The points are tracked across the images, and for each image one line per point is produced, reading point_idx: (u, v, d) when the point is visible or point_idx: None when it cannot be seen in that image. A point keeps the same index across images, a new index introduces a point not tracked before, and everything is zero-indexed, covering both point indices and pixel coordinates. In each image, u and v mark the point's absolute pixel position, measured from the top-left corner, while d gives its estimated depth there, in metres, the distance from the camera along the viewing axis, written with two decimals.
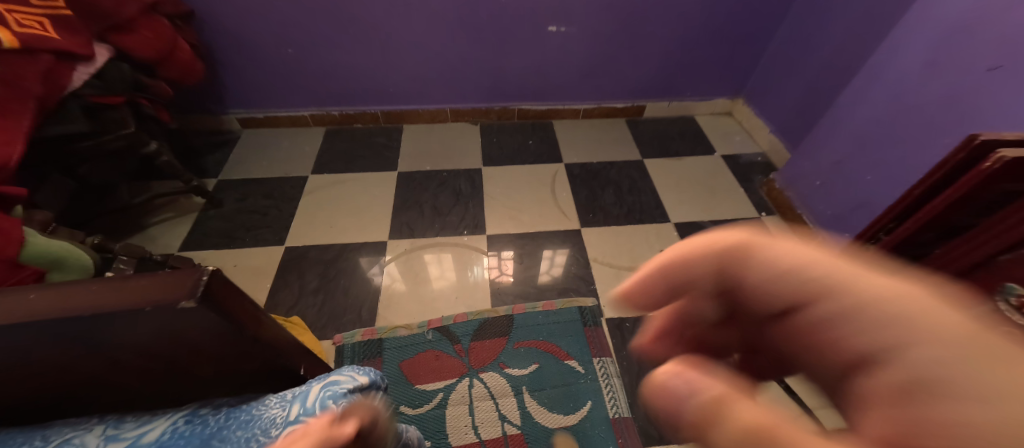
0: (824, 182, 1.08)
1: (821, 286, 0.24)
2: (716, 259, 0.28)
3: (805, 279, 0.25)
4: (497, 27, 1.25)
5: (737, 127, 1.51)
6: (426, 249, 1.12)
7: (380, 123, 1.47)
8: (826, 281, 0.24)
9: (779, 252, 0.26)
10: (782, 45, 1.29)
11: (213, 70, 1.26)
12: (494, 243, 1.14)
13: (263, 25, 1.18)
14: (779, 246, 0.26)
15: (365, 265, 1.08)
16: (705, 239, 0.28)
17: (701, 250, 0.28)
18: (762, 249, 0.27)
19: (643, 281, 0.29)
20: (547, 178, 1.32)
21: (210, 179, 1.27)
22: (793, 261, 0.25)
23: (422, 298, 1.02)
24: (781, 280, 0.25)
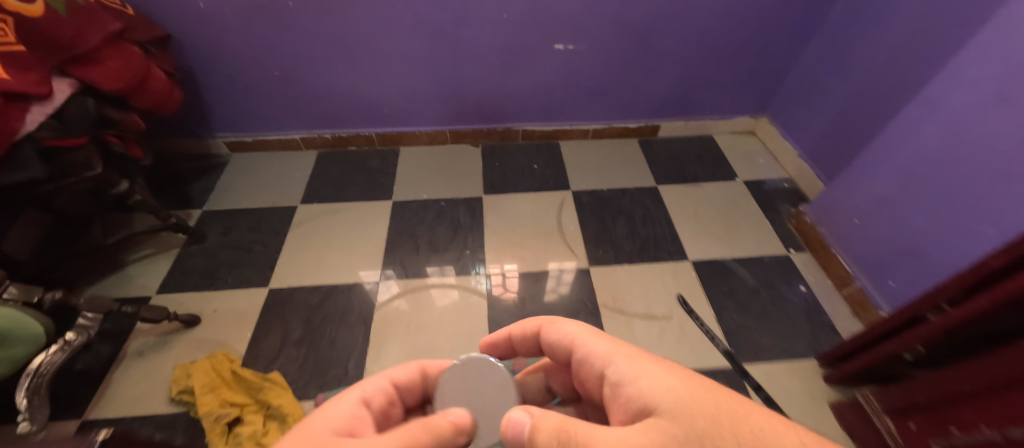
0: (863, 220, 0.95)
1: (583, 342, 0.44)
2: (532, 327, 0.51)
3: (576, 341, 0.45)
4: (498, 46, 1.15)
5: (760, 148, 1.39)
6: (428, 262, 1.09)
7: (375, 145, 1.39)
8: (584, 340, 0.44)
9: (560, 322, 0.48)
10: (812, 62, 1.17)
11: (197, 94, 1.19)
12: (495, 256, 1.11)
13: (245, 48, 1.10)
14: (560, 320, 0.49)
15: (366, 280, 1.05)
16: (522, 327, 0.52)
17: (527, 323, 0.52)
18: (553, 322, 0.49)
19: (503, 336, 0.54)
20: (553, 207, 1.22)
21: (195, 209, 1.20)
22: (566, 331, 0.47)
23: (422, 317, 0.98)
24: (560, 339, 0.47)
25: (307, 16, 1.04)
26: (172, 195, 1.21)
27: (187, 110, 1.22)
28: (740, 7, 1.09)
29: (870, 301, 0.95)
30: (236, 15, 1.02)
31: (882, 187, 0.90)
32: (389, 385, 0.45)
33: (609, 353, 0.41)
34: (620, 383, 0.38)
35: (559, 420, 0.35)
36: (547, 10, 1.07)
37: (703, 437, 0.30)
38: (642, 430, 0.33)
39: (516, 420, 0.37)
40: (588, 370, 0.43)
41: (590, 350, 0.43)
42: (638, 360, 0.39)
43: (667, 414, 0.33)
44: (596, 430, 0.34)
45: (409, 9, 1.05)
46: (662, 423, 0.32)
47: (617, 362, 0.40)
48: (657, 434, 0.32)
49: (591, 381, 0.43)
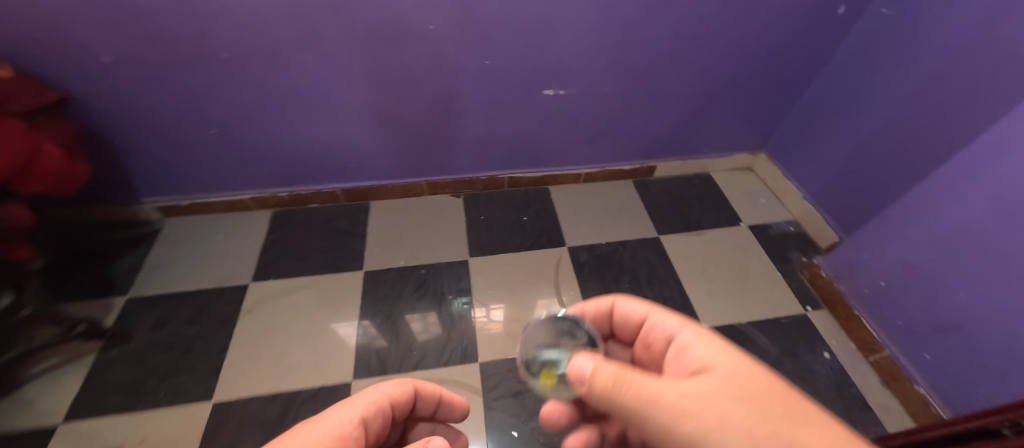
0: (889, 283, 0.88)
1: (656, 316, 0.49)
2: (601, 304, 0.54)
3: (648, 315, 0.51)
4: (480, 93, 1.01)
5: (761, 186, 1.31)
6: (407, 310, 1.00)
7: (341, 201, 1.21)
8: (656, 316, 0.49)
9: (627, 299, 0.53)
10: (816, 102, 1.10)
11: (114, 159, 0.98)
12: (480, 295, 1.03)
13: (173, 105, 0.90)
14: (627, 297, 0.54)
15: (344, 334, 0.95)
16: (595, 303, 0.55)
17: (593, 302, 0.55)
18: (623, 299, 0.54)
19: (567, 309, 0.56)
20: (548, 269, 1.09)
21: (116, 297, 0.98)
22: (639, 307, 0.52)
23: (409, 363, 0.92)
24: (631, 309, 0.52)
25: (249, 67, 0.86)
26: (88, 280, 1.00)
27: (103, 175, 1.01)
28: (744, 47, 1.00)
29: (902, 371, 0.88)
30: (158, 69, 0.83)
31: (913, 252, 0.82)
32: (388, 403, 0.46)
33: (678, 327, 0.46)
34: (687, 347, 0.43)
35: (614, 367, 0.37)
36: (536, 55, 0.94)
37: (765, 401, 0.34)
38: (708, 383, 0.36)
39: (573, 363, 0.40)
40: (659, 337, 0.48)
41: (660, 321, 0.49)
42: (706, 335, 0.43)
43: (734, 376, 0.37)
44: (651, 377, 0.37)
45: (376, 58, 0.89)
46: (728, 380, 0.36)
47: (685, 331, 0.45)
48: (714, 388, 0.35)
49: (657, 346, 0.49)
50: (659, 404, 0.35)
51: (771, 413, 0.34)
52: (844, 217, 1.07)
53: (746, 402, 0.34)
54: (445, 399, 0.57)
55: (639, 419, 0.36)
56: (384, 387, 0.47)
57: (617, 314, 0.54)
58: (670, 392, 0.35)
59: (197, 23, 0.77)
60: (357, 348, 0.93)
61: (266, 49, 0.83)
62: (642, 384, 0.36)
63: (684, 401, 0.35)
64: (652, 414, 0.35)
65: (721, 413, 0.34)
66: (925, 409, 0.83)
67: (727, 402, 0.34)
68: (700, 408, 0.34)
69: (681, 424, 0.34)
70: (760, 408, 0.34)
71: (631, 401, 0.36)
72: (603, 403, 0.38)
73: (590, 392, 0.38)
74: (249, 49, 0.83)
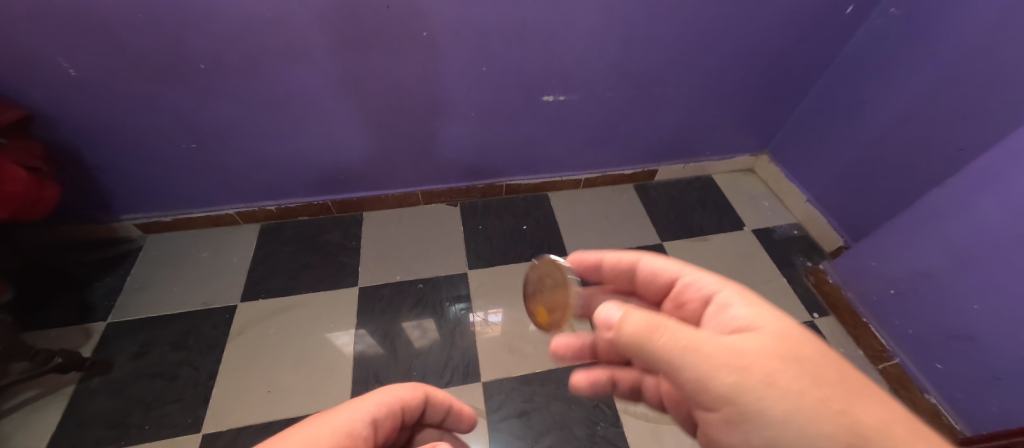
0: (899, 292, 0.87)
1: (691, 275, 0.49)
2: (630, 257, 0.56)
3: (681, 274, 0.51)
4: (477, 101, 0.96)
5: (762, 188, 1.29)
6: (404, 317, 0.98)
7: (332, 213, 1.16)
8: (691, 275, 0.50)
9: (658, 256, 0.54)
10: (820, 104, 1.07)
11: (88, 175, 0.92)
12: (478, 301, 1.01)
13: (149, 119, 0.84)
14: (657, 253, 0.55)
15: (340, 342, 0.93)
16: (619, 255, 0.57)
17: (622, 254, 0.57)
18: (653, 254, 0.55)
19: (595, 260, 0.59)
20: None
21: (96, 323, 0.93)
22: (671, 266, 0.52)
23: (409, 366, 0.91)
24: (662, 265, 0.53)
25: (232, 79, 0.81)
26: (65, 305, 0.94)
27: (76, 193, 0.94)
28: (749, 50, 0.97)
29: (912, 380, 0.86)
30: (131, 82, 0.77)
31: (926, 261, 0.80)
32: (399, 405, 0.45)
33: (719, 285, 0.46)
34: (727, 307, 0.43)
35: (646, 316, 0.39)
36: (536, 61, 0.90)
37: (806, 361, 0.36)
38: (747, 340, 0.38)
39: (608, 312, 0.42)
40: (692, 295, 0.48)
41: (695, 281, 0.49)
42: (748, 295, 0.43)
43: (774, 335, 0.38)
44: (692, 329, 0.38)
45: (367, 66, 0.84)
46: (767, 338, 0.38)
47: (726, 290, 0.45)
48: (758, 347, 0.37)
49: (691, 306, 0.48)
50: (698, 354, 0.36)
51: (810, 371, 0.35)
52: (849, 221, 1.05)
53: (789, 363, 0.35)
54: (454, 408, 0.56)
55: (675, 367, 0.37)
56: (396, 388, 0.46)
57: (643, 270, 0.55)
58: (713, 346, 0.37)
59: (173, 33, 0.71)
60: (354, 353, 0.92)
61: (249, 59, 0.78)
62: (681, 334, 0.38)
63: (726, 355, 0.36)
64: (689, 364, 0.36)
65: (762, 367, 0.35)
66: (936, 419, 0.82)
67: (770, 360, 0.35)
68: (742, 362, 0.36)
69: (718, 376, 0.35)
70: (803, 371, 0.35)
71: (668, 349, 0.37)
72: (635, 351, 0.40)
73: (625, 338, 0.40)
74: (231, 60, 0.78)
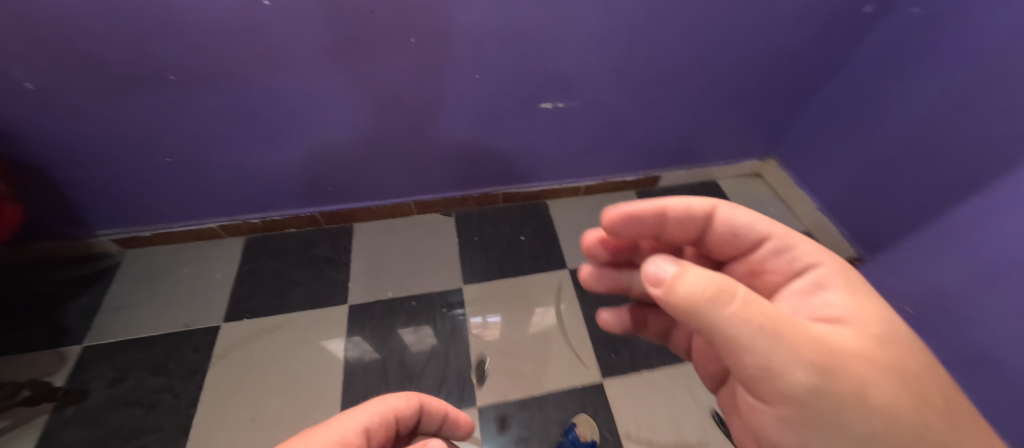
0: (917, 311, 0.81)
1: (785, 240, 0.44)
2: (704, 206, 0.46)
3: (772, 236, 0.45)
4: (470, 108, 0.91)
5: (770, 194, 1.24)
6: (399, 322, 0.95)
7: (321, 224, 1.11)
8: (786, 239, 0.44)
9: (742, 210, 0.46)
10: (832, 108, 1.02)
11: (57, 191, 0.86)
12: (475, 306, 0.98)
13: (119, 132, 0.79)
14: (739, 206, 0.46)
15: (334, 350, 0.91)
16: (688, 203, 0.46)
17: (695, 202, 0.46)
18: (735, 206, 0.46)
19: (656, 206, 0.47)
20: (551, 295, 1.01)
21: (71, 347, 0.88)
22: (761, 221, 0.45)
23: (404, 380, 0.88)
24: (748, 224, 0.45)
25: (204, 89, 0.75)
26: (39, 328, 0.89)
27: (46, 210, 0.89)
28: (758, 52, 0.91)
29: None
30: (93, 95, 0.71)
31: (952, 280, 0.76)
32: (392, 416, 0.43)
33: (817, 260, 0.43)
34: (821, 289, 0.41)
35: (714, 277, 0.35)
36: (532, 67, 0.84)
37: (899, 370, 0.35)
38: (846, 337, 0.35)
39: (662, 266, 0.38)
40: (782, 268, 0.44)
41: (792, 248, 0.44)
42: (846, 281, 0.40)
43: (871, 338, 0.36)
44: (776, 308, 0.34)
45: (352, 74, 0.78)
46: (867, 340, 0.36)
47: (824, 268, 0.42)
48: (849, 347, 0.34)
49: (772, 276, 0.45)
50: (779, 342, 0.33)
51: (899, 381, 0.34)
52: (863, 232, 1.00)
53: (880, 372, 0.34)
54: (450, 416, 0.53)
55: (744, 348, 0.34)
56: (388, 399, 0.45)
57: (721, 223, 0.47)
58: (799, 335, 0.34)
59: (136, 42, 0.65)
60: (343, 357, 0.90)
61: (221, 68, 0.72)
62: (761, 307, 0.34)
63: (813, 348, 0.33)
64: (764, 349, 0.33)
65: (857, 372, 0.33)
66: None
67: (860, 365, 0.34)
68: (829, 360, 0.33)
69: (795, 373, 0.33)
70: (893, 382, 0.34)
71: (741, 326, 0.33)
72: (691, 318, 0.36)
73: (675, 298, 0.36)
74: (202, 70, 0.72)
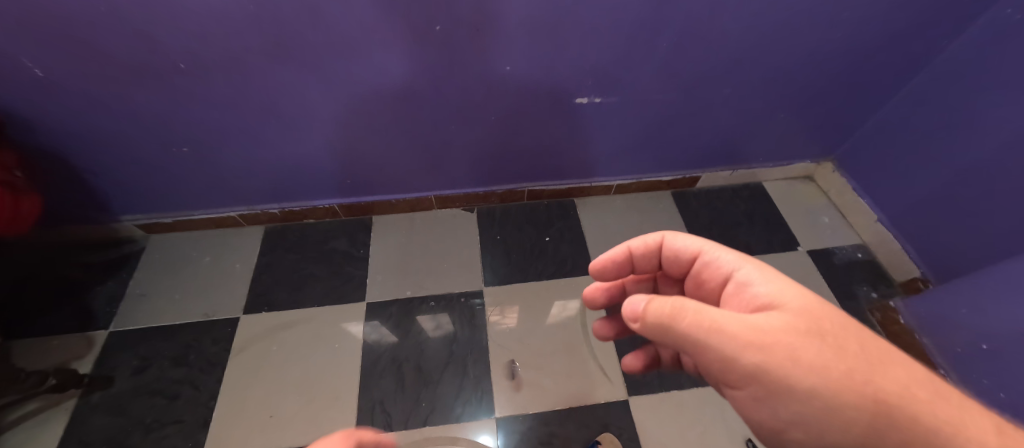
0: (994, 348, 0.71)
1: (711, 253, 0.46)
2: (653, 242, 0.51)
3: (702, 251, 0.47)
4: (497, 103, 0.84)
5: (823, 200, 1.13)
6: (421, 309, 0.94)
7: (340, 216, 1.08)
8: (712, 252, 0.46)
9: (679, 235, 0.50)
10: (909, 110, 0.89)
11: (79, 178, 0.85)
12: (496, 297, 0.96)
13: (135, 122, 0.76)
14: (676, 235, 0.50)
15: (356, 334, 0.91)
16: (642, 240, 0.51)
17: (645, 242, 0.51)
18: (673, 237, 0.50)
19: (618, 252, 0.53)
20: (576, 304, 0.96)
21: (98, 332, 0.89)
22: (692, 242, 0.49)
23: (420, 385, 0.85)
24: (684, 250, 0.49)
25: (217, 81, 0.71)
26: (67, 312, 0.91)
27: (70, 196, 0.89)
28: (828, 45, 0.79)
29: None
30: (104, 84, 0.68)
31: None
32: None
33: (737, 262, 0.44)
34: (748, 284, 0.42)
35: (671, 298, 0.39)
36: (567, 59, 0.76)
37: (829, 335, 0.36)
38: (773, 317, 0.37)
39: (633, 301, 0.41)
40: (716, 275, 0.46)
41: (715, 260, 0.46)
42: (767, 269, 0.42)
43: (796, 312, 0.37)
44: (715, 307, 0.38)
45: (370, 65, 0.72)
46: (792, 316, 0.37)
47: (744, 267, 0.43)
48: (783, 326, 0.36)
49: (711, 284, 0.47)
50: (724, 335, 0.36)
51: (832, 346, 0.36)
52: (932, 252, 0.89)
53: (815, 340, 0.36)
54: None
55: (703, 346, 0.37)
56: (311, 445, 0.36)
57: (667, 252, 0.50)
58: (737, 324, 0.37)
59: (143, 30, 0.61)
60: (364, 339, 0.90)
61: (232, 59, 0.67)
62: (706, 313, 0.37)
63: (751, 334, 0.36)
64: (714, 344, 0.36)
65: (794, 344, 0.35)
66: None
67: (795, 338, 0.36)
68: (766, 341, 0.36)
69: (744, 357, 0.36)
70: (828, 344, 0.36)
71: (694, 330, 0.37)
72: (664, 335, 0.39)
73: (648, 324, 0.40)
74: (212, 59, 0.67)
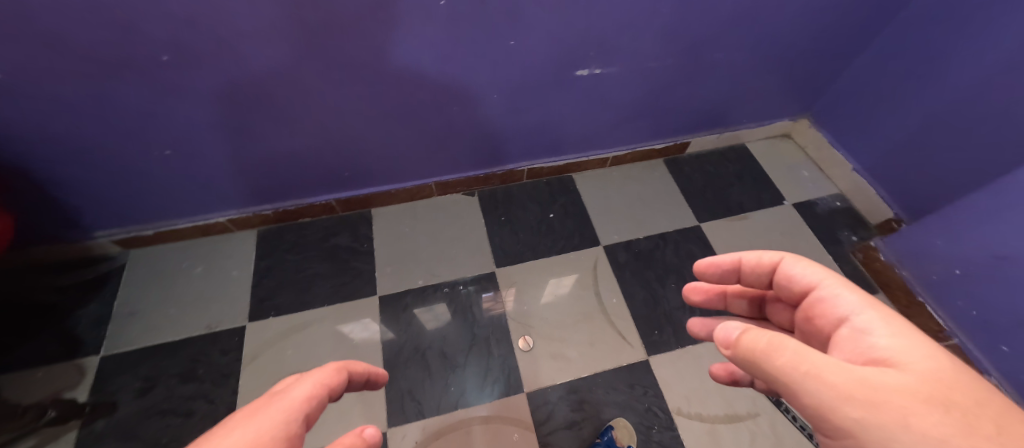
0: (965, 273, 0.82)
1: (830, 289, 0.39)
2: (770, 259, 0.44)
3: (819, 285, 0.40)
4: (499, 81, 0.83)
5: (802, 156, 1.20)
6: (412, 303, 0.93)
7: (337, 212, 1.04)
8: (831, 288, 0.39)
9: (799, 260, 0.42)
10: (880, 64, 0.95)
11: (43, 193, 0.77)
12: (499, 281, 0.96)
13: (106, 123, 0.69)
14: (799, 259, 0.42)
15: (352, 335, 0.88)
16: (757, 255, 0.46)
17: (760, 256, 0.45)
18: (797, 260, 0.42)
19: (726, 258, 0.48)
20: (573, 279, 0.97)
21: (88, 357, 0.82)
22: (813, 275, 0.40)
23: (447, 370, 0.85)
24: (797, 278, 0.41)
25: (203, 70, 0.65)
26: (49, 341, 0.83)
27: (34, 213, 0.80)
28: (814, 7, 0.82)
29: (971, 362, 0.83)
30: (74, 82, 0.61)
31: (990, 239, 0.76)
32: (319, 391, 0.36)
33: (859, 307, 0.36)
34: (866, 333, 0.35)
35: (771, 334, 0.34)
36: (570, 32, 0.75)
37: (957, 407, 0.28)
38: (888, 376, 0.30)
39: (728, 327, 0.38)
40: (827, 315, 0.39)
41: (832, 297, 0.38)
42: (894, 321, 0.34)
43: (918, 376, 0.30)
44: (820, 352, 0.32)
45: (370, 49, 0.69)
46: (913, 380, 0.30)
47: (866, 313, 0.36)
48: (899, 385, 0.29)
49: (821, 323, 0.39)
50: (823, 383, 0.30)
51: (959, 419, 0.27)
52: (906, 194, 0.98)
53: (936, 410, 0.28)
54: (364, 375, 0.46)
55: (795, 392, 0.32)
56: (303, 383, 0.35)
57: (779, 276, 0.43)
58: (841, 375, 0.30)
59: (118, 18, 0.55)
60: (381, 337, 0.88)
61: (221, 45, 0.62)
62: (806, 356, 0.32)
63: (856, 387, 0.30)
64: (807, 389, 0.31)
65: (908, 408, 0.28)
66: None
67: (912, 403, 0.28)
68: (875, 399, 0.29)
69: (841, 409, 0.29)
70: (959, 421, 0.27)
71: (787, 372, 0.32)
72: (756, 372, 0.35)
73: (740, 355, 0.36)
74: (198, 47, 0.62)
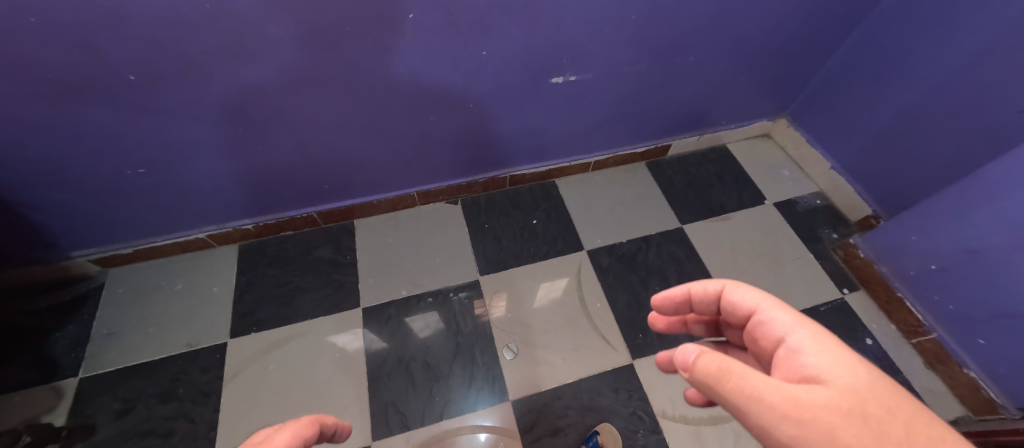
0: (940, 268, 0.83)
1: (767, 312, 0.39)
2: (713, 287, 0.45)
3: (759, 309, 0.40)
4: (476, 89, 0.83)
5: (781, 155, 1.22)
6: (409, 313, 0.92)
7: (320, 224, 1.04)
8: (769, 311, 0.39)
9: (736, 288, 0.43)
10: (851, 65, 0.97)
11: (14, 215, 0.76)
12: (488, 288, 0.96)
13: (78, 145, 0.69)
14: (738, 285, 0.43)
15: (339, 346, 0.88)
16: (703, 285, 0.46)
17: (705, 286, 0.46)
18: (736, 287, 0.43)
19: (677, 290, 0.49)
20: (564, 283, 0.98)
21: (67, 380, 0.81)
22: (750, 300, 0.41)
23: (431, 380, 0.85)
24: (738, 305, 0.42)
25: (175, 90, 0.65)
26: (22, 366, 0.82)
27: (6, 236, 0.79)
28: (783, 11, 0.84)
29: (951, 356, 0.84)
30: (42, 105, 0.61)
31: (960, 234, 0.78)
32: (298, 441, 0.36)
33: (793, 326, 0.37)
34: (799, 352, 0.35)
35: (723, 357, 0.35)
36: (543, 40, 0.76)
37: (875, 417, 0.29)
38: (816, 391, 0.31)
39: (683, 350, 0.38)
40: (767, 336, 0.39)
41: (770, 320, 0.39)
42: (825, 337, 0.35)
43: (844, 390, 0.31)
44: (761, 372, 0.33)
45: (342, 63, 0.69)
46: (838, 394, 0.30)
47: (799, 332, 0.36)
48: (824, 400, 0.30)
49: (764, 344, 0.40)
50: (763, 403, 0.31)
51: (876, 428, 0.28)
52: (883, 190, 0.99)
53: (856, 421, 0.29)
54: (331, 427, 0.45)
55: (742, 414, 0.32)
56: (280, 436, 0.35)
57: (724, 303, 0.44)
58: (777, 393, 0.31)
59: (82, 42, 0.55)
60: (365, 348, 0.88)
61: (190, 65, 0.62)
62: (748, 379, 0.32)
63: (790, 406, 0.30)
64: (749, 411, 0.31)
65: (832, 421, 0.29)
66: (974, 392, 0.80)
67: (837, 417, 0.29)
68: (807, 415, 0.30)
69: (777, 427, 0.30)
70: (874, 430, 0.28)
71: (734, 395, 0.33)
72: (709, 394, 0.36)
73: (694, 379, 0.37)
74: (167, 66, 0.62)
